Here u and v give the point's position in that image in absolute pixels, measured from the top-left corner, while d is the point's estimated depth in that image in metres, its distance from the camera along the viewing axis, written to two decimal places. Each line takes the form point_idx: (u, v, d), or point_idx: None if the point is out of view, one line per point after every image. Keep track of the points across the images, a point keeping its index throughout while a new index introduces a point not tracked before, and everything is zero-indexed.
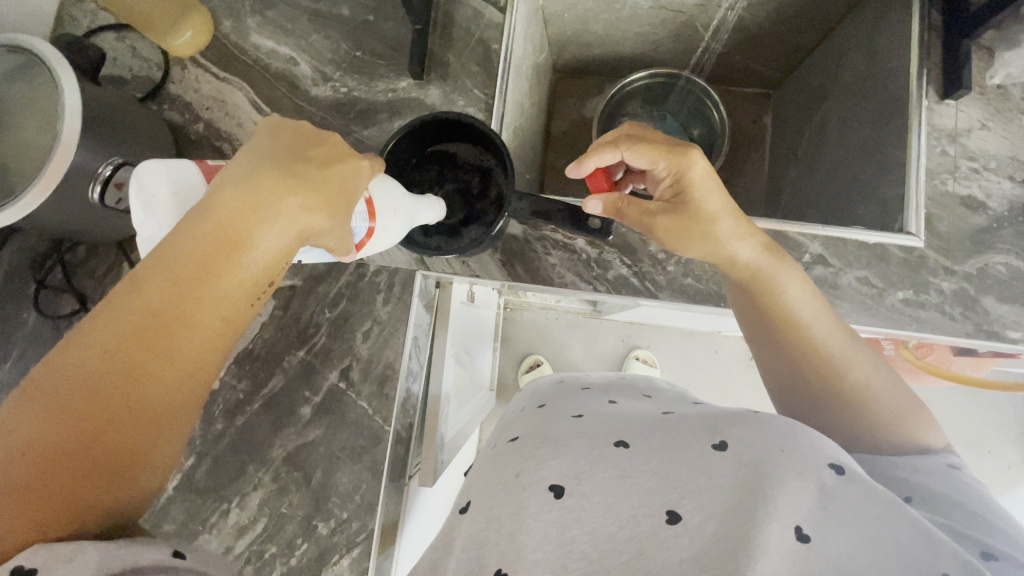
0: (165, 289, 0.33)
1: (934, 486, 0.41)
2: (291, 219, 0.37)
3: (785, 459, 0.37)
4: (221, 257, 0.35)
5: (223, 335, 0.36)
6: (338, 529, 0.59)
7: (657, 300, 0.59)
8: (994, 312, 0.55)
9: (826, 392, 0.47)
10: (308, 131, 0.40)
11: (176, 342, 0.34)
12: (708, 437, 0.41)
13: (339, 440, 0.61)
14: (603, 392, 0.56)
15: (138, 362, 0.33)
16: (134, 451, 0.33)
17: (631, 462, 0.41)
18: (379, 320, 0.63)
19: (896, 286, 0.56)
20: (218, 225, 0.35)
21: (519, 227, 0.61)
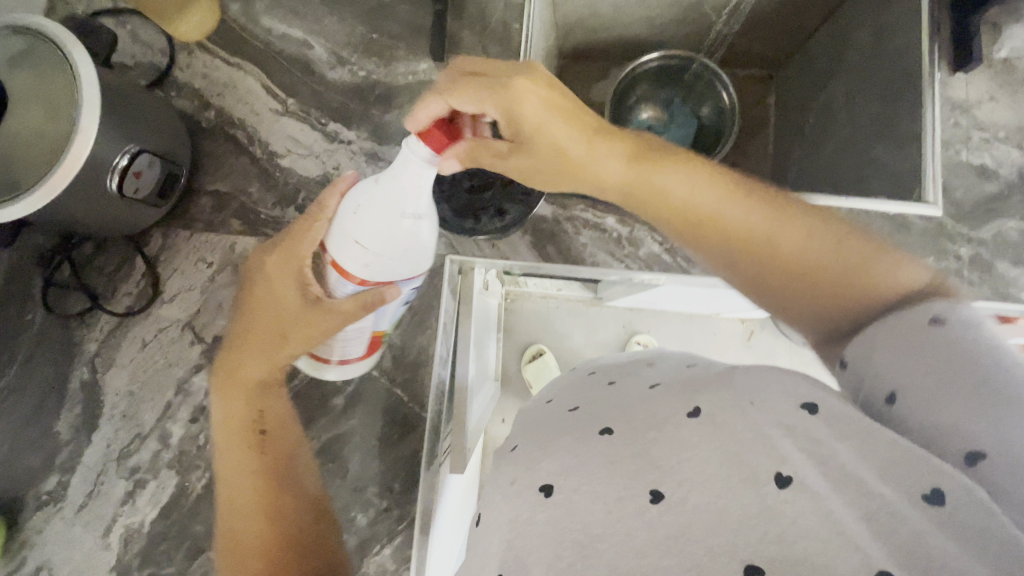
0: (228, 464, 0.49)
1: (918, 373, 0.32)
2: (240, 373, 0.50)
3: (755, 413, 0.35)
4: (233, 420, 0.50)
5: (265, 450, 0.49)
6: (378, 519, 0.59)
7: (689, 276, 0.60)
8: (1008, 275, 0.58)
9: (768, 279, 0.42)
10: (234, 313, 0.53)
11: (249, 480, 0.48)
12: (684, 405, 0.38)
13: (374, 429, 0.60)
14: (605, 372, 0.51)
15: (244, 504, 0.47)
16: (294, 531, 0.46)
17: (614, 447, 0.38)
18: (410, 307, 0.62)
19: (917, 254, 0.58)
20: (223, 415, 0.50)
21: (548, 207, 0.61)
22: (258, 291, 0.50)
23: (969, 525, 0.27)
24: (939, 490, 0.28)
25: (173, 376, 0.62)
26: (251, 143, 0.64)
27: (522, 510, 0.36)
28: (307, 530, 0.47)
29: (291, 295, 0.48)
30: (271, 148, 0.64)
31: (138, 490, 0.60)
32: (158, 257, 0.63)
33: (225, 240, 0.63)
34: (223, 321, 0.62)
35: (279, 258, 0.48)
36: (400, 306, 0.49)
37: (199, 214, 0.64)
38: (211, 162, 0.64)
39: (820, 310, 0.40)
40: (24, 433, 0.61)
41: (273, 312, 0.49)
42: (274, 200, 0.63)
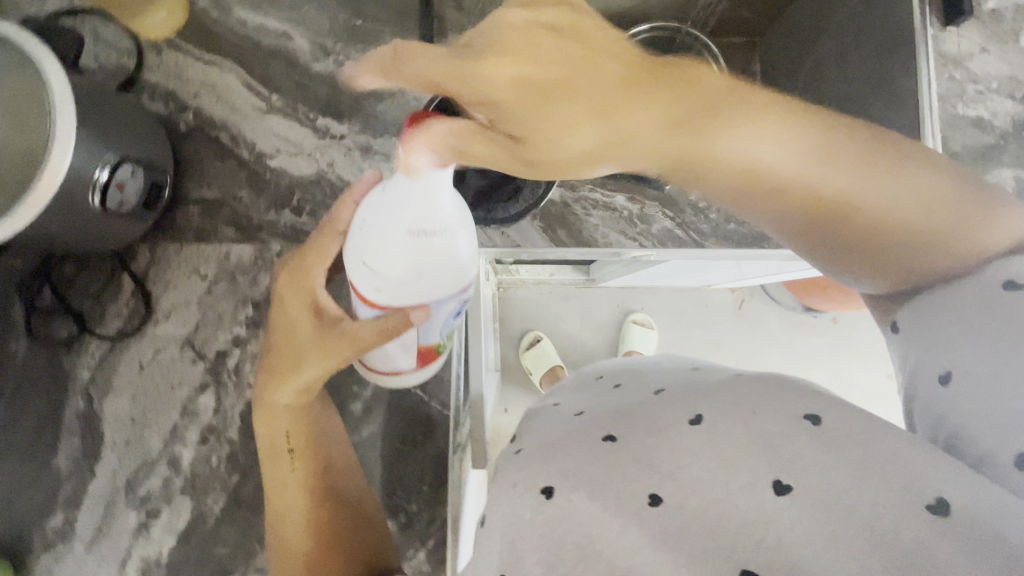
0: (269, 485, 0.48)
1: (978, 352, 0.27)
2: (265, 400, 0.46)
3: (758, 423, 0.29)
4: (267, 442, 0.48)
5: (305, 468, 0.47)
6: (409, 523, 0.57)
7: (702, 249, 0.58)
8: None
9: (845, 238, 0.29)
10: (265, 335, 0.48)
11: (285, 501, 0.47)
12: (685, 412, 0.32)
13: (397, 432, 0.58)
14: (611, 375, 0.45)
15: (284, 522, 0.47)
16: (334, 542, 0.46)
17: (615, 457, 0.31)
18: None
19: None
20: (259, 438, 0.48)
21: (557, 190, 0.60)
22: (278, 313, 0.45)
23: (976, 529, 0.22)
24: (944, 501, 0.24)
25: (177, 398, 0.58)
26: (235, 144, 0.60)
27: (528, 505, 0.30)
28: (347, 538, 0.47)
29: (303, 318, 0.43)
30: (258, 148, 0.60)
31: (152, 519, 0.57)
32: (147, 273, 0.60)
33: (219, 251, 0.59)
34: (225, 335, 0.59)
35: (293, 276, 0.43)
36: (450, 317, 0.41)
37: (187, 224, 0.60)
38: (195, 167, 0.60)
39: (872, 259, 0.30)
40: (21, 470, 0.57)
41: (293, 337, 0.44)
42: (268, 203, 0.59)
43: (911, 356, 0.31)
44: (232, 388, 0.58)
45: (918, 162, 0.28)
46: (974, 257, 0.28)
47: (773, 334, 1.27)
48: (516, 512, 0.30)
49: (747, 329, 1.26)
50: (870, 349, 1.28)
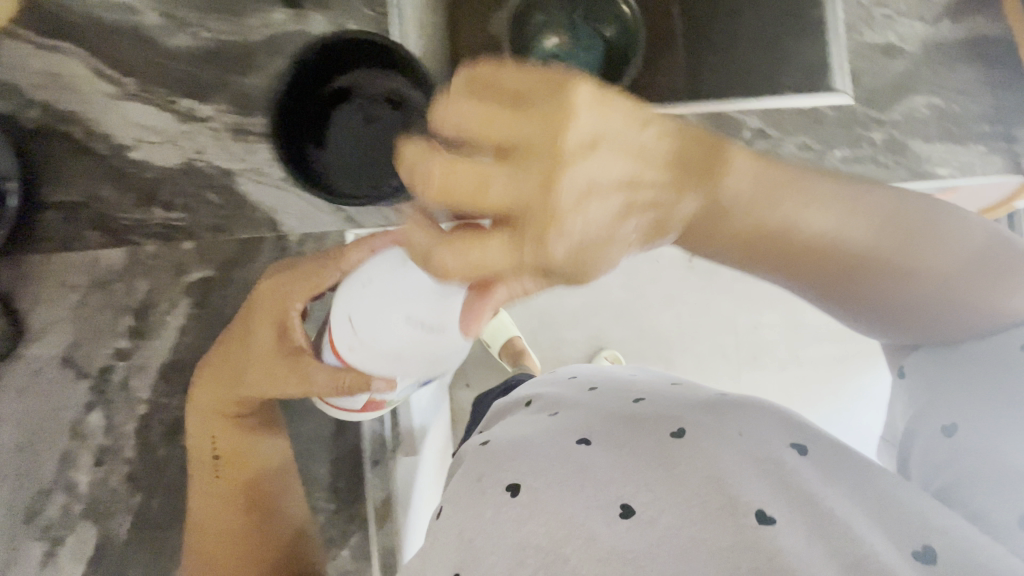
0: (196, 487, 0.49)
1: (978, 410, 0.35)
2: (204, 400, 0.48)
3: (742, 443, 0.34)
4: (202, 443, 0.49)
5: (233, 471, 0.48)
6: (331, 519, 0.56)
7: None
8: (924, 153, 0.57)
9: (839, 290, 0.32)
10: (226, 338, 0.49)
11: (207, 499, 0.48)
12: (668, 424, 0.36)
13: (307, 430, 0.56)
14: (588, 378, 0.47)
15: (202, 520, 0.47)
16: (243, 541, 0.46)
17: (595, 461, 0.35)
18: None
19: (833, 145, 0.57)
20: (195, 440, 0.49)
21: None
22: (240, 323, 0.46)
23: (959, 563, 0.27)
24: (929, 548, 0.28)
25: (64, 421, 0.54)
26: (91, 139, 0.54)
27: (494, 502, 0.34)
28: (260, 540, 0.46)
29: (267, 336, 0.43)
30: (117, 141, 0.54)
31: (57, 548, 0.54)
32: (9, 289, 0.54)
33: (87, 257, 0.54)
34: (106, 350, 0.54)
35: (269, 289, 0.43)
36: (414, 385, 0.42)
37: (51, 232, 0.54)
38: (50, 169, 0.54)
39: (893, 314, 0.35)
40: None
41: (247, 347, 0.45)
42: (134, 199, 0.54)
43: (916, 402, 0.38)
44: (121, 404, 0.54)
45: (973, 229, 0.32)
46: (1003, 322, 0.34)
47: None
48: (485, 511, 0.34)
49: None
50: None
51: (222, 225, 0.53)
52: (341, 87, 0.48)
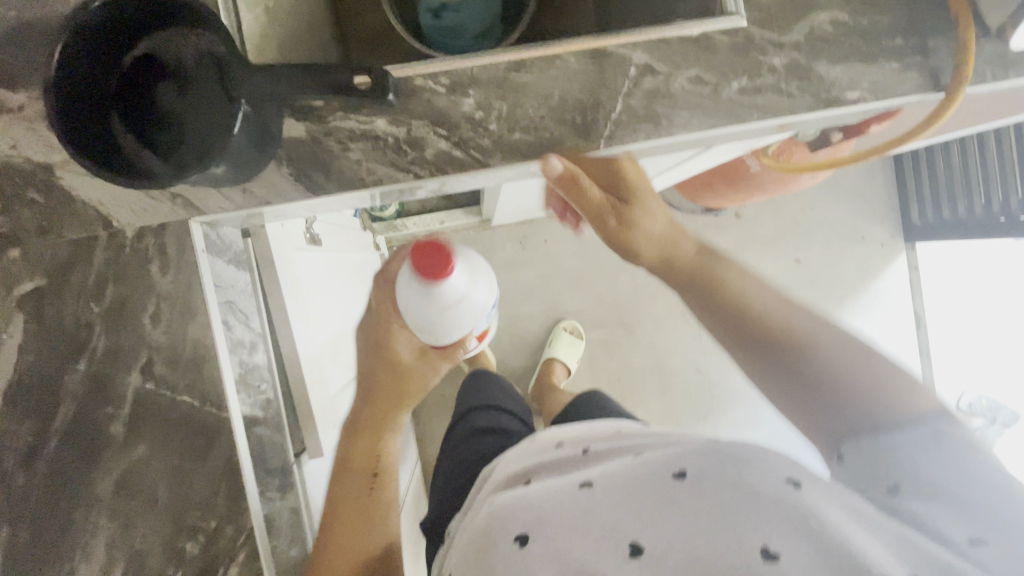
0: (333, 506, 0.60)
1: (918, 472, 0.46)
2: (366, 428, 0.63)
3: (743, 482, 0.44)
4: (338, 468, 0.62)
5: (360, 496, 0.61)
6: (211, 542, 0.48)
7: (488, 169, 0.50)
8: (831, 76, 0.52)
9: (772, 366, 0.56)
10: (364, 373, 0.67)
11: (335, 516, 0.59)
12: (670, 468, 0.48)
13: (168, 448, 0.48)
14: (614, 449, 0.58)
15: (345, 544, 0.57)
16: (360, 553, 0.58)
17: (595, 497, 0.48)
18: (166, 295, 0.48)
19: (730, 77, 0.51)
20: (340, 462, 0.62)
21: (299, 125, 0.47)
22: (381, 362, 0.65)
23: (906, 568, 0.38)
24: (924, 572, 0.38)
25: None
26: None
27: (510, 552, 0.45)
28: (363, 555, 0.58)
29: (407, 353, 0.65)
30: None
31: None
32: None
33: None
34: None
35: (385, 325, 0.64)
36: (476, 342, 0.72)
37: None
38: None
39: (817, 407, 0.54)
40: None
41: (410, 374, 0.66)
42: None
43: (868, 472, 0.49)
44: None
45: (864, 359, 0.53)
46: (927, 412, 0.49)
47: None
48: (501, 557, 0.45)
49: None
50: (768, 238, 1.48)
51: (48, 226, 0.48)
52: (140, 56, 0.43)
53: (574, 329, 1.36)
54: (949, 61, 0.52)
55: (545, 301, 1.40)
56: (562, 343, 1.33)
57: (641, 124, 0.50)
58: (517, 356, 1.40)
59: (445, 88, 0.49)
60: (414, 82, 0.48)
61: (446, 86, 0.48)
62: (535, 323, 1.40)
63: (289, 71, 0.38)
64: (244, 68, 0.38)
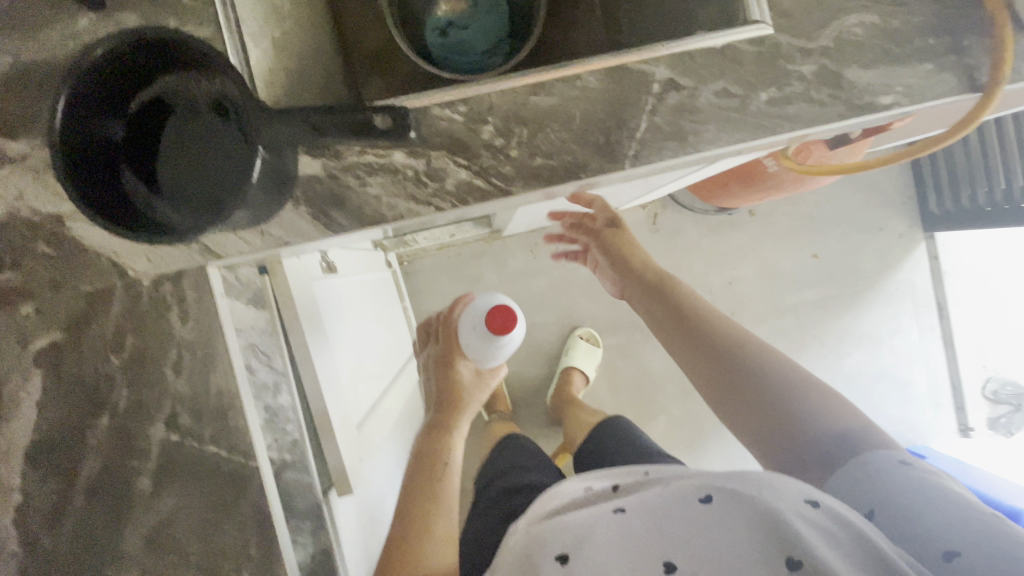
0: (410, 493, 0.73)
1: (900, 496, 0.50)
2: (437, 419, 0.82)
3: (762, 500, 0.46)
4: (420, 459, 0.77)
5: (429, 477, 0.74)
6: None
7: (511, 196, 0.48)
8: (862, 81, 0.50)
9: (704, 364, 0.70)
10: (437, 379, 0.87)
11: (414, 513, 0.69)
12: (698, 492, 0.50)
13: (197, 499, 0.47)
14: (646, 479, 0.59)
15: (414, 520, 0.69)
16: (420, 546, 0.66)
17: (627, 522, 0.50)
18: (186, 343, 0.47)
19: (757, 88, 0.49)
20: (418, 455, 0.78)
21: (315, 162, 0.46)
22: (449, 372, 0.86)
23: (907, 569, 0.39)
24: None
25: None
26: None
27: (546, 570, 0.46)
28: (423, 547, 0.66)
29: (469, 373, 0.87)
30: None
31: None
32: None
33: None
34: None
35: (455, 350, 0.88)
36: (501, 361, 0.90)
37: None
38: None
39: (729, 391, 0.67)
40: None
41: (465, 382, 0.86)
42: None
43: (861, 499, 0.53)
44: None
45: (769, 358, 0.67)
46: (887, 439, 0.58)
47: (692, 241, 1.44)
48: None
49: (660, 244, 1.43)
50: (783, 233, 1.46)
51: (61, 278, 0.46)
52: (141, 104, 0.42)
53: (592, 337, 1.35)
54: (984, 60, 0.50)
55: (559, 309, 1.38)
56: (579, 352, 1.31)
57: (667, 142, 0.48)
58: (534, 366, 1.39)
59: (462, 116, 0.47)
60: (430, 111, 0.46)
61: (464, 113, 0.47)
62: (550, 332, 1.38)
63: (303, 113, 0.37)
64: (257, 112, 0.37)
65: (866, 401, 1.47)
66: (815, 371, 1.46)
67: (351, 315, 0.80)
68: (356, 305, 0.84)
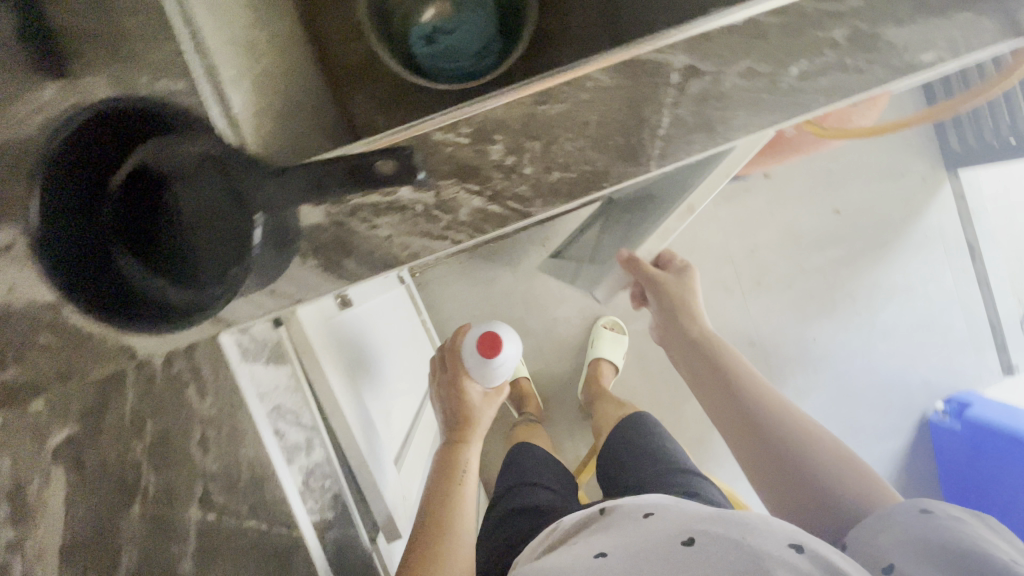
0: (429, 498, 0.68)
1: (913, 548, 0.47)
2: (455, 426, 0.78)
3: (748, 545, 0.44)
4: (444, 464, 0.72)
5: (449, 481, 0.70)
6: None
7: (530, 217, 0.45)
8: (900, 40, 0.45)
9: (738, 435, 0.74)
10: (446, 390, 0.83)
11: (434, 513, 0.65)
12: (681, 534, 0.47)
13: None
14: (627, 510, 0.55)
15: (432, 518, 0.64)
16: (434, 542, 0.60)
17: (608, 567, 0.46)
18: (210, 420, 0.44)
19: (787, 62, 0.44)
20: (440, 462, 0.74)
21: (318, 211, 0.42)
22: (457, 386, 0.82)
23: None
24: None
25: None
26: None
27: None
28: (436, 543, 0.60)
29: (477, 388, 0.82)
30: None
31: None
32: None
33: None
34: None
35: (457, 364, 0.83)
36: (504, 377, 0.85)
37: None
38: None
39: (751, 452, 0.71)
40: None
41: (475, 394, 0.81)
42: None
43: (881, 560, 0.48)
44: None
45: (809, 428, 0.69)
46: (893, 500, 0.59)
47: (708, 212, 1.39)
48: None
49: None
50: (801, 191, 1.40)
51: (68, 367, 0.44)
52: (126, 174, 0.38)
53: (619, 324, 1.32)
54: None
55: (577, 301, 1.35)
56: (606, 344, 1.28)
57: (694, 135, 0.44)
58: (559, 361, 1.36)
59: (468, 139, 0.43)
60: (434, 138, 0.42)
61: (470, 135, 0.43)
62: (572, 324, 1.36)
63: (302, 170, 0.33)
64: (255, 175, 0.34)
65: (903, 353, 1.43)
66: (848, 329, 1.42)
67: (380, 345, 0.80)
68: (382, 334, 0.83)
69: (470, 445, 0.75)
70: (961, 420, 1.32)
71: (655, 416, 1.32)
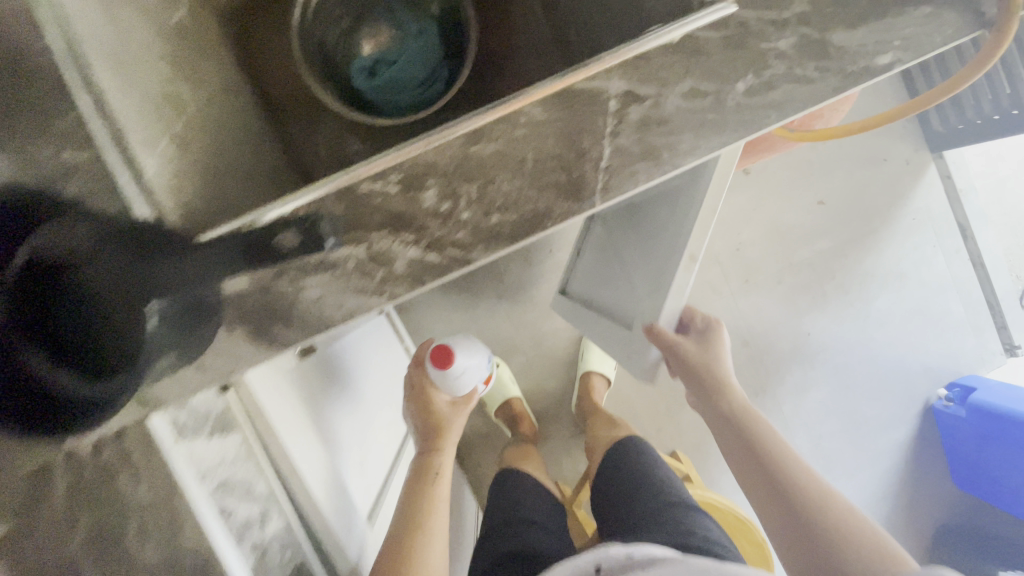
0: (406, 502, 0.67)
1: None
2: (428, 431, 0.76)
3: None
4: (419, 468, 0.71)
5: (425, 484, 0.69)
6: None
7: (472, 264, 0.41)
8: (851, 44, 0.42)
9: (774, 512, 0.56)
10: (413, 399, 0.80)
11: (413, 518, 0.64)
12: None
13: None
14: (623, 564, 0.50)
15: (410, 522, 0.63)
16: (412, 546, 0.59)
17: None
18: (145, 504, 0.41)
19: (732, 78, 0.41)
20: (415, 466, 0.72)
21: (243, 281, 0.40)
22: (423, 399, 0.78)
23: None
24: None
25: None
26: None
27: None
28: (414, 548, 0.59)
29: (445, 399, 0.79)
30: None
31: None
32: None
33: None
34: None
35: (423, 382, 0.79)
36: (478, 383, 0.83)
37: None
38: None
39: (782, 528, 0.54)
40: None
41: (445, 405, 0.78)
42: None
43: None
44: None
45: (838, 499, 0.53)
46: None
47: None
48: None
49: None
50: (783, 185, 1.37)
51: None
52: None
53: None
54: None
55: None
56: (594, 353, 1.27)
57: (639, 164, 0.41)
58: (551, 377, 1.33)
59: (397, 188, 0.40)
60: (360, 189, 0.40)
61: (399, 184, 0.40)
62: (561, 339, 1.33)
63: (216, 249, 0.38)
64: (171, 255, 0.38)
65: (902, 341, 1.40)
66: (843, 321, 1.38)
67: (359, 375, 0.78)
68: (364, 362, 0.81)
69: (444, 448, 0.74)
70: (964, 405, 1.29)
71: (653, 426, 1.29)
